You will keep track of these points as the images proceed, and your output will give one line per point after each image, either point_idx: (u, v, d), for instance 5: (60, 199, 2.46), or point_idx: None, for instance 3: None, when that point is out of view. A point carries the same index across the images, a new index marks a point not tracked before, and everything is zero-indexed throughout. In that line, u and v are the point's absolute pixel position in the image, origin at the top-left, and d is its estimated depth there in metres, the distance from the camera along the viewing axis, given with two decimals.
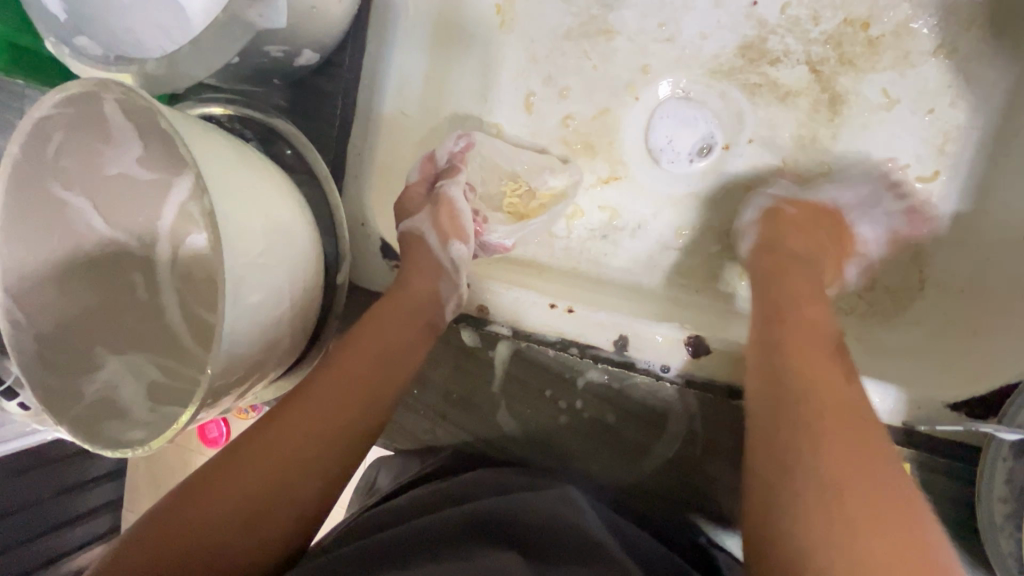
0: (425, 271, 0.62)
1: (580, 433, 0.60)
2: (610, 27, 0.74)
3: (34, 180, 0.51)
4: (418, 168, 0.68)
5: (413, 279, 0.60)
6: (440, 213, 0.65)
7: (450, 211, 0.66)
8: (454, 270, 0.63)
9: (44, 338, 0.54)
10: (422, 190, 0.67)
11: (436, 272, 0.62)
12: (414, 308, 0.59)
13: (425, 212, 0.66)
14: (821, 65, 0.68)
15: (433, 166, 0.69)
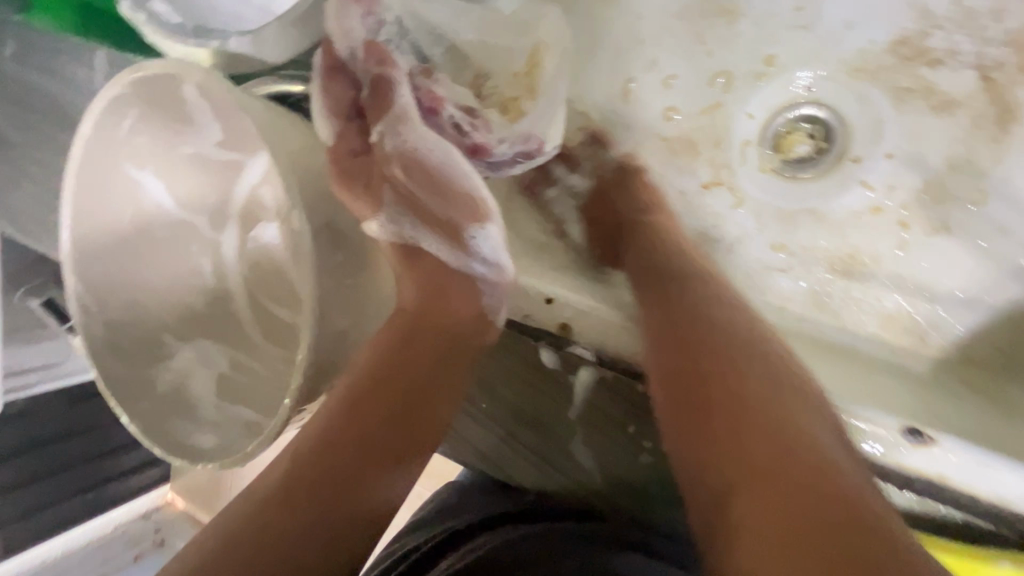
0: (465, 290, 0.53)
1: (662, 474, 0.55)
2: (734, 7, 0.63)
3: (104, 160, 0.48)
4: (326, 97, 0.50)
5: (458, 299, 0.53)
6: (421, 194, 0.51)
7: (448, 195, 0.51)
8: (482, 277, 0.53)
9: (113, 324, 0.53)
10: (359, 143, 0.51)
11: (477, 291, 0.53)
12: (447, 335, 0.52)
13: (388, 196, 0.50)
14: (995, 72, 0.56)
15: (347, 82, 0.50)
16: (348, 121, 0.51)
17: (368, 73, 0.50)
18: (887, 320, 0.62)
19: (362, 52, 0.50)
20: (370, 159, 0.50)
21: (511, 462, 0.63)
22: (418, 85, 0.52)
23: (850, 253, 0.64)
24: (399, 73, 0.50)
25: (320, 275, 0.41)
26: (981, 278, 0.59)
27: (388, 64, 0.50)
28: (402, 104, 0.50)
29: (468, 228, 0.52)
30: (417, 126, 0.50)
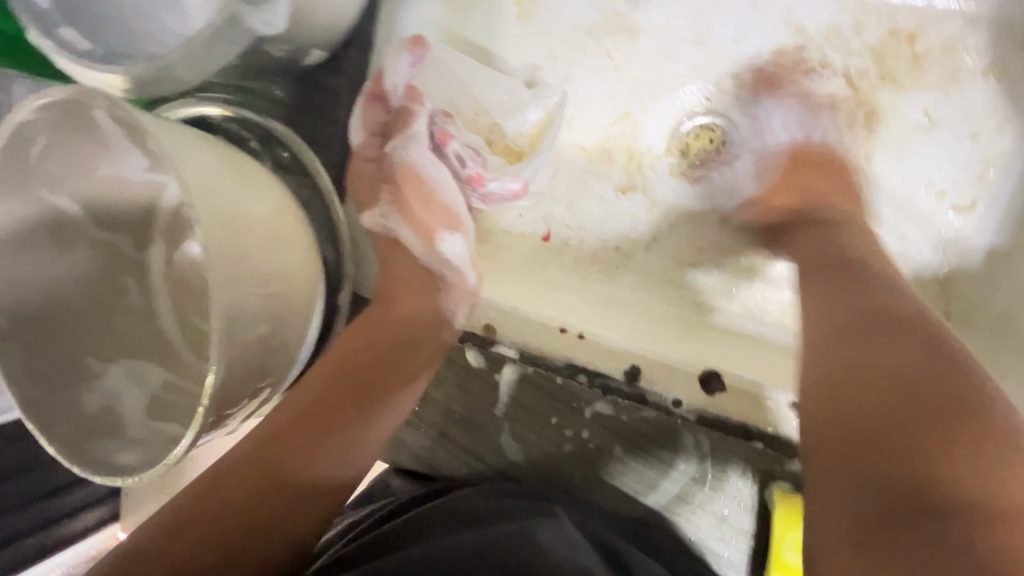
0: (420, 291, 0.59)
1: (585, 462, 0.58)
2: (635, 25, 0.68)
3: (17, 180, 0.47)
4: (361, 115, 0.61)
5: (419, 297, 0.59)
6: (413, 203, 0.61)
7: (434, 205, 0.62)
8: (443, 277, 0.61)
9: (30, 350, 0.51)
10: (374, 152, 0.61)
11: (435, 292, 0.60)
12: (405, 325, 0.57)
13: (385, 196, 0.61)
14: (859, 80, 0.65)
15: (382, 109, 0.61)
16: (372, 136, 0.61)
17: (400, 103, 0.61)
18: (787, 307, 0.67)
19: (403, 92, 0.61)
20: (380, 168, 0.61)
21: (442, 466, 0.63)
22: (436, 124, 0.64)
23: (750, 247, 0.69)
24: (421, 109, 0.62)
25: (236, 288, 0.42)
26: None
27: (415, 101, 0.61)
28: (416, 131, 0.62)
29: (440, 233, 0.62)
30: (424, 151, 0.62)
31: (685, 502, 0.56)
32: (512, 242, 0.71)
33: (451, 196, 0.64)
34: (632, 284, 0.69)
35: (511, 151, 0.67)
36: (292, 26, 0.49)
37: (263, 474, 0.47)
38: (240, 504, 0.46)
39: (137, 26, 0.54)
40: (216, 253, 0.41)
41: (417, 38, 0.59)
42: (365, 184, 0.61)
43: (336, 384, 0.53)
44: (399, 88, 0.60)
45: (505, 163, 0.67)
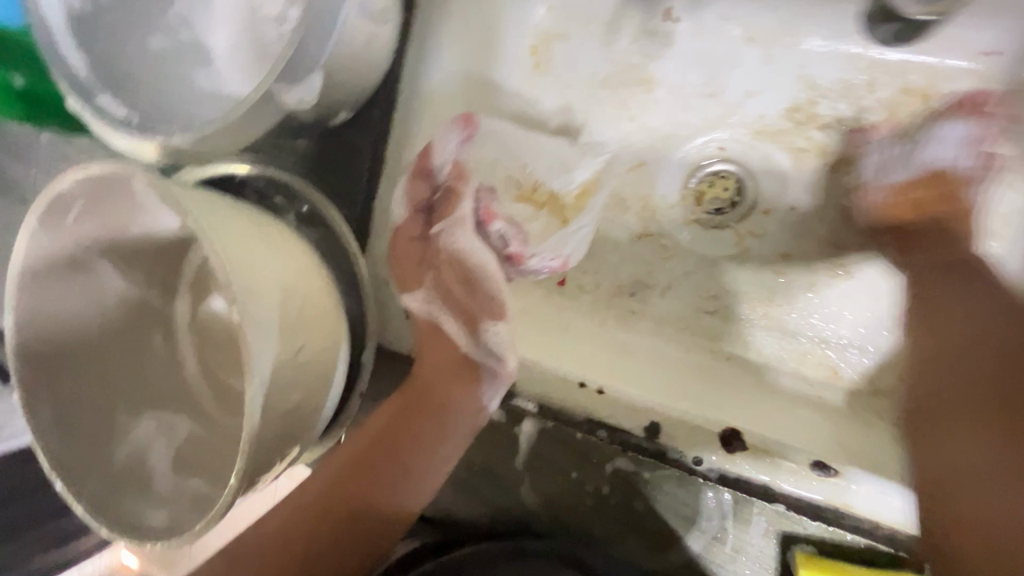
0: (447, 367, 0.60)
1: (605, 516, 0.59)
2: (651, 77, 0.71)
3: (55, 244, 0.49)
4: (406, 192, 0.60)
5: (455, 385, 0.60)
6: (455, 286, 0.61)
7: (478, 292, 0.61)
8: (483, 366, 0.60)
9: (61, 405, 0.52)
10: (417, 230, 0.61)
11: (475, 383, 0.60)
12: (442, 410, 0.59)
13: (429, 281, 0.60)
14: (873, 135, 0.66)
15: (427, 185, 0.60)
16: (415, 214, 0.61)
17: (445, 181, 0.61)
18: (803, 356, 0.67)
19: (449, 167, 0.61)
20: (425, 247, 0.61)
21: (461, 515, 0.64)
22: (480, 202, 0.63)
23: (765, 295, 0.70)
24: (467, 189, 0.62)
25: (268, 358, 0.43)
26: (878, 313, 0.67)
27: (461, 181, 0.61)
28: (461, 215, 0.61)
29: (485, 323, 0.60)
30: (469, 235, 0.62)
31: (703, 559, 0.56)
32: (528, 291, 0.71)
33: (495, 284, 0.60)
34: (649, 330, 0.69)
35: (556, 216, 0.66)
36: (322, 93, 0.51)
37: (313, 523, 0.56)
38: (300, 544, 0.56)
39: (167, 86, 0.55)
40: (251, 326, 0.42)
41: (469, 118, 0.60)
42: (406, 266, 0.60)
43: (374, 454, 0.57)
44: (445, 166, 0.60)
45: (548, 232, 0.66)
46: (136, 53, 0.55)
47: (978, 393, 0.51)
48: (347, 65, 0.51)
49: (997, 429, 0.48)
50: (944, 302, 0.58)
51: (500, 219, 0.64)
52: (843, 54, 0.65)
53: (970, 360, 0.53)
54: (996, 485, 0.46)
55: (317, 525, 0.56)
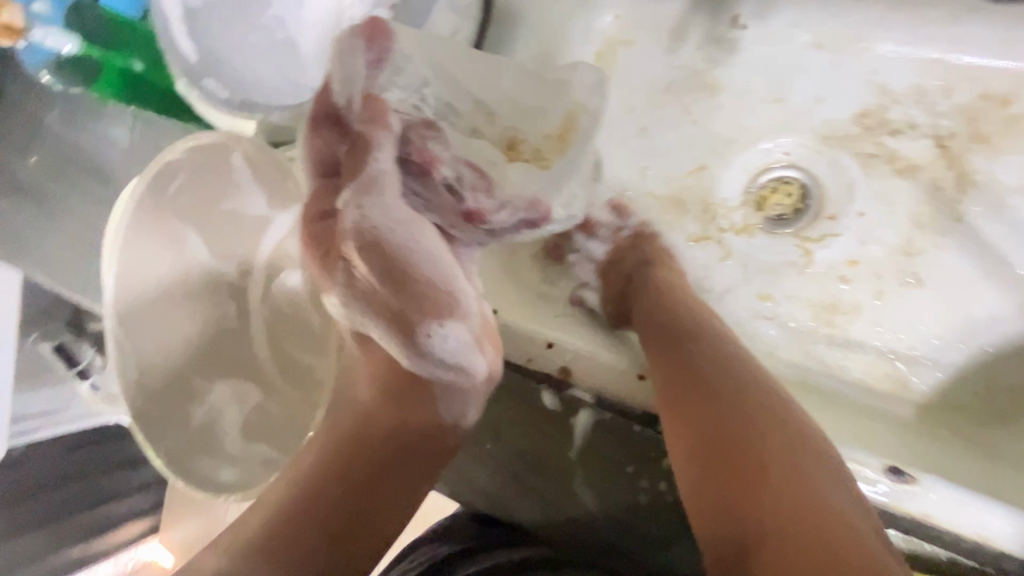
0: (398, 387, 0.58)
1: (662, 513, 0.57)
2: (716, 82, 0.72)
3: (155, 218, 0.55)
4: (306, 145, 0.54)
5: (417, 406, 0.57)
6: (382, 286, 0.53)
7: (410, 288, 0.53)
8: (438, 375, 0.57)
9: (145, 364, 0.57)
10: (326, 206, 0.54)
11: (429, 397, 0.57)
12: (401, 429, 0.57)
13: (340, 275, 0.54)
14: (949, 141, 0.64)
15: (334, 137, 0.54)
16: (322, 177, 0.54)
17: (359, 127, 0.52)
18: (870, 367, 0.65)
19: (359, 104, 0.53)
20: (331, 230, 0.54)
21: (514, 505, 0.65)
22: (415, 141, 0.55)
23: (833, 303, 0.67)
24: (385, 132, 0.52)
25: None
26: (954, 325, 0.63)
27: (379, 125, 0.52)
28: (375, 172, 0.52)
29: (433, 324, 0.54)
30: (386, 201, 0.52)
31: None
32: (587, 298, 0.69)
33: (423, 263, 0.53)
34: None
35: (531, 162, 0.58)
36: None
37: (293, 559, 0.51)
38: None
39: (259, 78, 0.58)
40: None
41: (378, 25, 0.53)
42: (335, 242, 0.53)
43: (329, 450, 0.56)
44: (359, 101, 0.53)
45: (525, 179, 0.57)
46: (231, 47, 0.58)
47: (729, 426, 0.50)
48: None
49: (743, 477, 0.47)
50: (701, 345, 0.56)
51: (446, 166, 0.55)
52: (918, 58, 0.65)
53: (712, 384, 0.53)
54: (772, 458, 0.47)
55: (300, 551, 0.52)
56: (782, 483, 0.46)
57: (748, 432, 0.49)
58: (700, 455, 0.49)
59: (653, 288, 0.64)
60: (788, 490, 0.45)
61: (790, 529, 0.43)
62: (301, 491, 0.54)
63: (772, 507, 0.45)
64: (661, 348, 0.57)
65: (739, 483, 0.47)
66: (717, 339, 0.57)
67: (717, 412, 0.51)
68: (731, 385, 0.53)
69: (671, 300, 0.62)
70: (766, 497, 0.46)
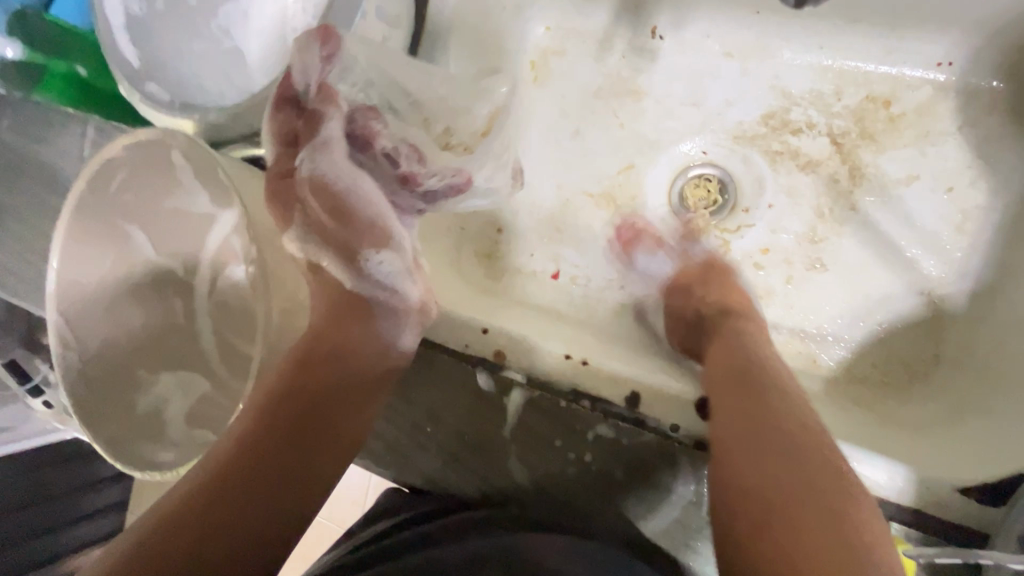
0: (354, 318, 0.63)
1: (588, 485, 0.61)
2: (639, 88, 0.78)
3: (98, 210, 0.56)
4: (270, 123, 0.61)
5: (364, 339, 0.62)
6: (327, 220, 0.62)
7: (354, 224, 0.63)
8: (376, 301, 0.64)
9: (90, 355, 0.58)
10: (286, 165, 0.62)
11: (370, 324, 0.63)
12: (347, 376, 0.61)
13: (296, 220, 0.61)
14: (842, 138, 0.71)
15: (293, 115, 0.61)
16: (281, 147, 0.61)
17: (312, 106, 0.61)
18: (783, 346, 0.70)
19: (315, 90, 0.61)
20: (290, 185, 0.61)
21: (453, 485, 0.65)
22: (360, 120, 0.63)
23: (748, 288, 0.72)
24: (334, 112, 0.61)
25: None
26: (854, 305, 0.69)
27: (329, 103, 0.61)
28: (325, 137, 0.61)
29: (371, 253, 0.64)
30: (335, 160, 0.61)
31: (681, 525, 0.58)
32: (531, 284, 0.77)
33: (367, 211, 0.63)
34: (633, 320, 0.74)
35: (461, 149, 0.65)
36: None
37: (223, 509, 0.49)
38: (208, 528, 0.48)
39: (206, 83, 0.63)
40: None
41: (328, 32, 0.57)
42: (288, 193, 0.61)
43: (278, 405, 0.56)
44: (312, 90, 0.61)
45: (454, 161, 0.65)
46: (180, 57, 0.63)
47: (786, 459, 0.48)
48: None
49: (812, 485, 0.46)
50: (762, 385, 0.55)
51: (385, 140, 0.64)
52: (812, 65, 0.72)
53: (780, 426, 0.51)
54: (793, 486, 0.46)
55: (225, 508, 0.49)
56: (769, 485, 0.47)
57: (784, 480, 0.46)
58: (761, 471, 0.48)
59: (727, 338, 0.62)
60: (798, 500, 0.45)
61: (817, 568, 0.41)
62: (244, 447, 0.53)
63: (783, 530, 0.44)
64: (728, 377, 0.57)
65: (792, 523, 0.44)
66: (786, 387, 0.55)
67: (780, 452, 0.48)
68: (799, 423, 0.51)
69: (735, 343, 0.61)
70: (809, 534, 0.43)
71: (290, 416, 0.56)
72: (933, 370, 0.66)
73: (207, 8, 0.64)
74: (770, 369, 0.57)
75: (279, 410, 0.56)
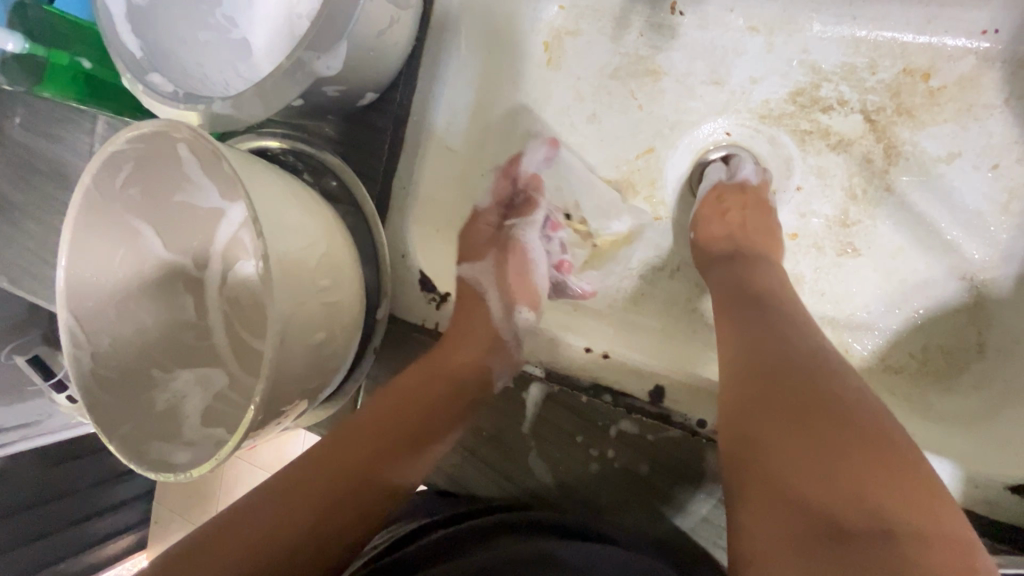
0: (481, 338, 0.64)
1: (612, 482, 0.59)
2: (658, 67, 0.74)
3: (101, 207, 0.54)
4: (492, 187, 0.72)
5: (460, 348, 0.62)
6: (501, 270, 0.69)
7: (515, 278, 0.69)
8: (506, 342, 0.65)
9: (100, 353, 0.56)
10: (494, 220, 0.71)
11: (483, 344, 0.63)
12: (458, 375, 0.61)
13: (489, 257, 0.69)
14: (876, 115, 0.67)
15: (508, 187, 0.72)
16: (496, 206, 0.71)
17: (524, 187, 0.72)
18: None
19: (523, 177, 0.72)
20: (494, 234, 0.70)
21: (474, 485, 0.63)
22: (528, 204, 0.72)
23: None
24: (542, 199, 0.73)
25: (289, 298, 0.46)
26: (891, 292, 0.66)
27: (539, 192, 0.73)
28: (534, 217, 0.73)
29: (518, 304, 0.68)
30: (535, 233, 0.73)
31: (714, 525, 0.56)
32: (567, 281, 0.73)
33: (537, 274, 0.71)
34: (653, 310, 0.72)
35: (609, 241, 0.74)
36: (346, 66, 0.55)
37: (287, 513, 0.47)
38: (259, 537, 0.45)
39: (210, 72, 0.62)
40: (275, 261, 0.45)
41: (555, 142, 0.74)
42: (476, 240, 0.70)
43: (382, 413, 0.56)
44: (529, 173, 0.73)
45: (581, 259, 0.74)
46: (182, 43, 0.62)
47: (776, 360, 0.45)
48: (370, 42, 0.56)
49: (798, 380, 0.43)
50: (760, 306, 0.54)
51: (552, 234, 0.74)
52: (844, 37, 0.68)
53: (773, 332, 0.49)
54: (826, 417, 0.39)
55: (291, 515, 0.47)
56: (799, 428, 0.39)
57: (782, 372, 0.44)
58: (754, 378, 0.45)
59: (725, 263, 0.62)
60: (835, 439, 0.37)
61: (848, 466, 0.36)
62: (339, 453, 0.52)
63: (796, 469, 0.37)
64: (729, 305, 0.56)
65: (785, 407, 0.41)
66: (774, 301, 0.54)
67: (777, 351, 0.46)
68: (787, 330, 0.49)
69: (732, 265, 0.61)
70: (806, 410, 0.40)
71: (384, 425, 0.55)
72: (977, 359, 0.62)
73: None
74: (766, 286, 0.57)
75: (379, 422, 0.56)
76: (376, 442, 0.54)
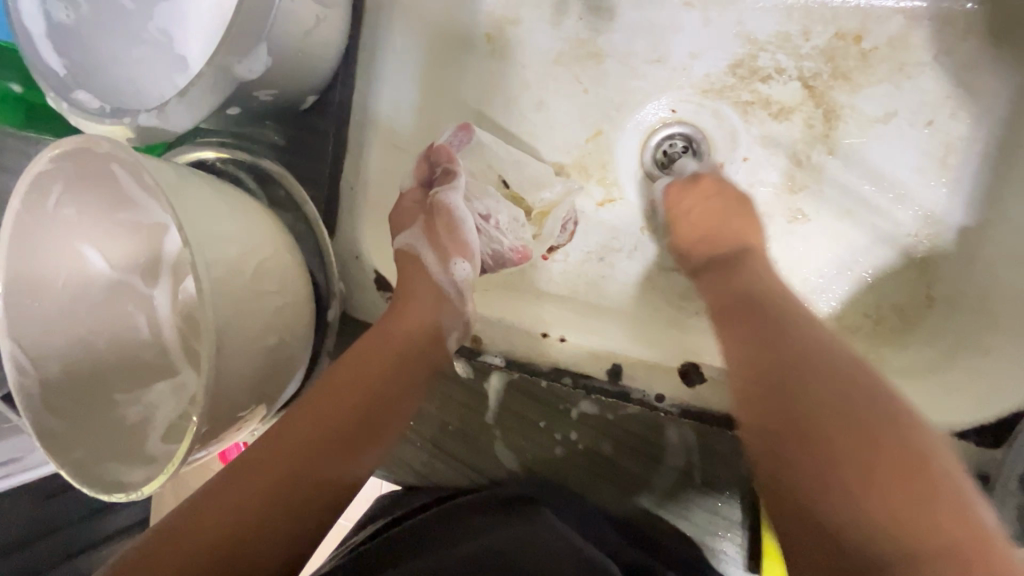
0: (425, 299, 0.60)
1: (577, 462, 0.60)
2: (599, 50, 0.74)
3: (33, 231, 0.53)
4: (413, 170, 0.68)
5: (415, 309, 0.59)
6: (442, 233, 0.65)
7: (456, 239, 0.66)
8: (451, 298, 0.62)
9: (48, 379, 0.55)
10: (419, 197, 0.66)
11: (437, 305, 0.60)
12: (412, 341, 0.57)
13: (418, 222, 0.64)
14: (814, 81, 0.68)
15: (427, 167, 0.67)
16: (418, 186, 0.66)
17: (439, 164, 0.67)
18: None
19: (434, 154, 0.67)
20: (425, 210, 0.65)
21: (444, 477, 0.64)
22: (444, 176, 0.67)
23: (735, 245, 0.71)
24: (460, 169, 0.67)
25: (226, 306, 0.45)
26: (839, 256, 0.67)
27: (455, 162, 0.67)
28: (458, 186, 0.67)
29: (454, 259, 0.65)
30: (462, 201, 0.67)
31: (677, 498, 0.58)
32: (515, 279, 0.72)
33: (472, 237, 0.67)
34: (617, 291, 0.72)
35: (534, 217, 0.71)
36: (272, 68, 0.55)
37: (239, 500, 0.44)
38: (224, 523, 0.42)
39: (144, 85, 0.61)
40: (206, 270, 0.44)
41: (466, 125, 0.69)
42: (402, 220, 0.64)
43: (354, 383, 0.53)
44: (436, 149, 0.66)
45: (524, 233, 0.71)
46: (117, 61, 0.61)
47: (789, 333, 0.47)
48: (299, 42, 0.55)
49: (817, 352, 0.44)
50: (750, 296, 0.53)
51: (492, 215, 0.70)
52: (774, 8, 0.68)
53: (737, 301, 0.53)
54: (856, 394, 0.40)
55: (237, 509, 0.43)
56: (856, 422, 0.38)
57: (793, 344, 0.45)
58: (768, 339, 0.47)
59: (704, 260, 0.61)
60: (886, 426, 0.38)
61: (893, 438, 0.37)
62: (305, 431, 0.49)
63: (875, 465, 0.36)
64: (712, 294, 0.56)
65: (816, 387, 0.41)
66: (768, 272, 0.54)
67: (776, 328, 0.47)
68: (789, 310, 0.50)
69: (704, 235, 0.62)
70: (838, 390, 0.41)
71: (341, 400, 0.52)
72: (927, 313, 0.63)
73: (145, 10, 0.61)
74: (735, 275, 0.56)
75: (348, 395, 0.52)
76: (341, 400, 0.51)
